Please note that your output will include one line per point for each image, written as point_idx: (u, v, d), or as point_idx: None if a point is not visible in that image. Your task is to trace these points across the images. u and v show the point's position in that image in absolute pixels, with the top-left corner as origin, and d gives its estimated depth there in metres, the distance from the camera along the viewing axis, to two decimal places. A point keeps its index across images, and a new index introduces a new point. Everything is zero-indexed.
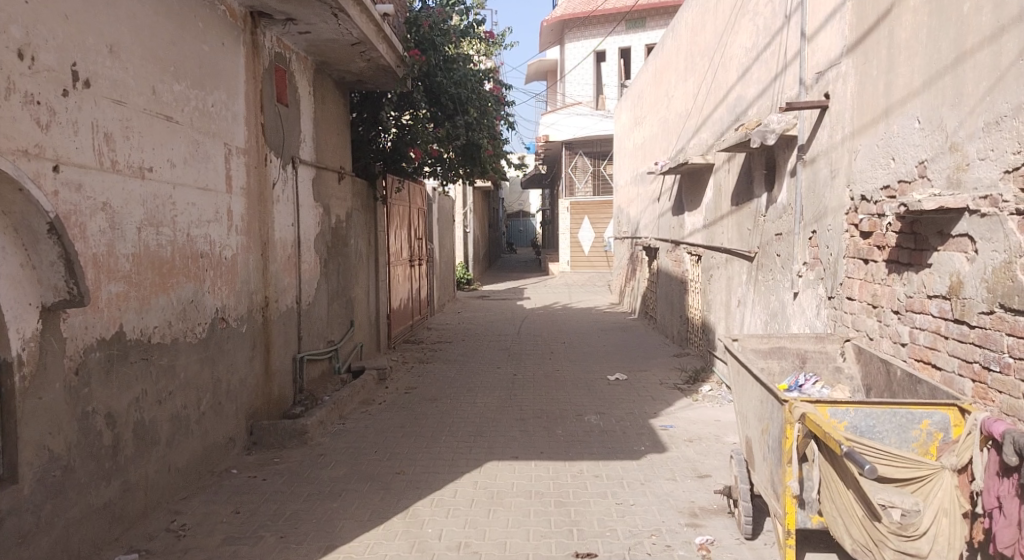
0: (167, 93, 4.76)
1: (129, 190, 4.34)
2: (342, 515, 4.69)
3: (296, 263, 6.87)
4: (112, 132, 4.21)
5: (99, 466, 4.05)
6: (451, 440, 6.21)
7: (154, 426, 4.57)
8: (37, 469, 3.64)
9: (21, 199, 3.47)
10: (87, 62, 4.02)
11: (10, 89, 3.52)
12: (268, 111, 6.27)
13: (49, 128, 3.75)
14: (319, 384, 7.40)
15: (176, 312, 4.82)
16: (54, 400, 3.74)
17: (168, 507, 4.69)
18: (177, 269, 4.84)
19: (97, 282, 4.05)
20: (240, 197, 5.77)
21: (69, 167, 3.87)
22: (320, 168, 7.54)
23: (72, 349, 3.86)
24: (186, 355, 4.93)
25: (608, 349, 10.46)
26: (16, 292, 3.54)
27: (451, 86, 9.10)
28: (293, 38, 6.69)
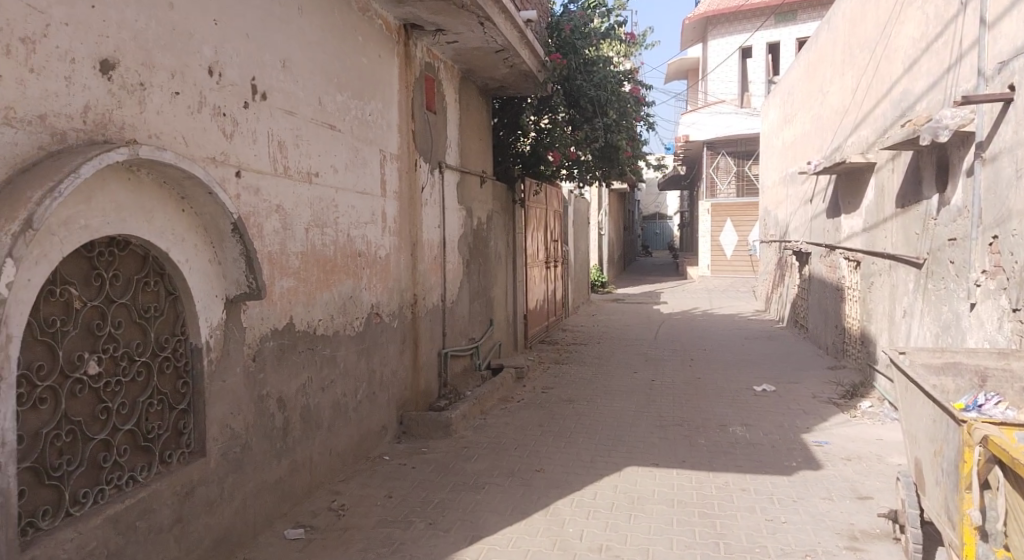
0: (331, 104, 4.99)
1: (299, 193, 4.58)
2: (485, 507, 4.75)
3: (441, 263, 7.04)
4: (285, 140, 4.45)
5: (271, 446, 4.29)
6: (589, 442, 6.18)
7: (318, 411, 4.80)
8: (221, 445, 3.87)
9: (210, 200, 3.68)
10: (264, 76, 4.27)
11: (202, 103, 3.77)
12: (418, 119, 6.46)
13: (232, 138, 3.99)
14: (461, 379, 7.55)
15: (338, 308, 5.04)
16: (234, 383, 3.97)
17: (329, 487, 4.90)
18: (339, 267, 5.07)
19: (272, 277, 4.30)
20: (394, 200, 5.98)
21: (248, 173, 4.11)
22: (465, 173, 7.71)
23: (250, 338, 4.10)
24: (345, 347, 5.15)
25: (757, 358, 10.12)
26: (206, 284, 3.80)
27: (591, 89, 9.04)
28: (442, 47, 6.85)
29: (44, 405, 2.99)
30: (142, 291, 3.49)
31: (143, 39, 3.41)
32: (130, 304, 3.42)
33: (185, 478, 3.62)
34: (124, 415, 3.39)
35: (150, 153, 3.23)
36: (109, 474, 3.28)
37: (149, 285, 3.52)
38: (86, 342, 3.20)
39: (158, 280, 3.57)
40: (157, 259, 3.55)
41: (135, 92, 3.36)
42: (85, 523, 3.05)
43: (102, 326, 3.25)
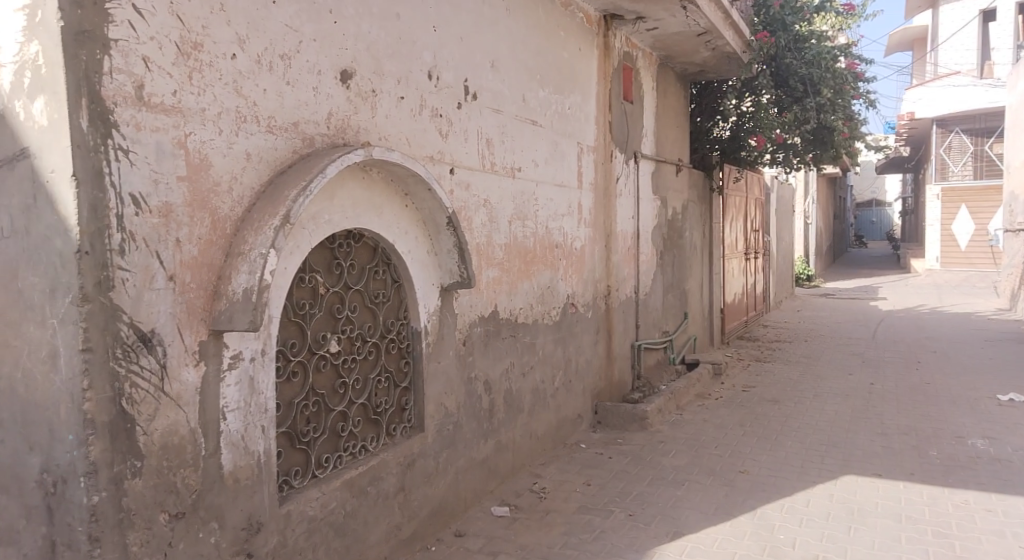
0: (534, 100, 5.19)
1: (503, 188, 4.81)
2: (686, 504, 4.77)
3: (635, 254, 7.10)
4: (492, 137, 4.70)
5: (479, 426, 4.58)
6: (800, 447, 5.99)
7: (520, 396, 5.04)
8: (437, 422, 4.19)
9: (429, 197, 3.96)
10: (475, 77, 4.53)
11: (422, 105, 4.07)
12: (615, 111, 6.53)
13: (447, 137, 4.28)
14: (655, 372, 7.59)
15: (537, 297, 5.26)
16: (447, 365, 4.28)
17: (530, 470, 5.14)
18: (538, 258, 5.28)
19: (479, 267, 4.57)
20: (590, 192, 6.11)
21: (460, 170, 4.39)
22: (660, 162, 7.70)
23: (461, 324, 4.41)
24: (544, 335, 5.37)
25: (1004, 364, 9.26)
26: (424, 273, 4.12)
27: (802, 67, 8.69)
28: (641, 35, 6.89)
29: (296, 378, 3.39)
30: (372, 279, 3.87)
31: (375, 49, 3.75)
32: (362, 290, 3.79)
33: (407, 450, 3.97)
34: (357, 390, 3.78)
35: (381, 154, 3.54)
36: (346, 442, 3.67)
37: (378, 273, 3.88)
38: (328, 324, 3.59)
39: (385, 269, 3.94)
40: (385, 250, 3.92)
41: (367, 98, 3.70)
42: (327, 485, 3.43)
43: (340, 310, 3.63)
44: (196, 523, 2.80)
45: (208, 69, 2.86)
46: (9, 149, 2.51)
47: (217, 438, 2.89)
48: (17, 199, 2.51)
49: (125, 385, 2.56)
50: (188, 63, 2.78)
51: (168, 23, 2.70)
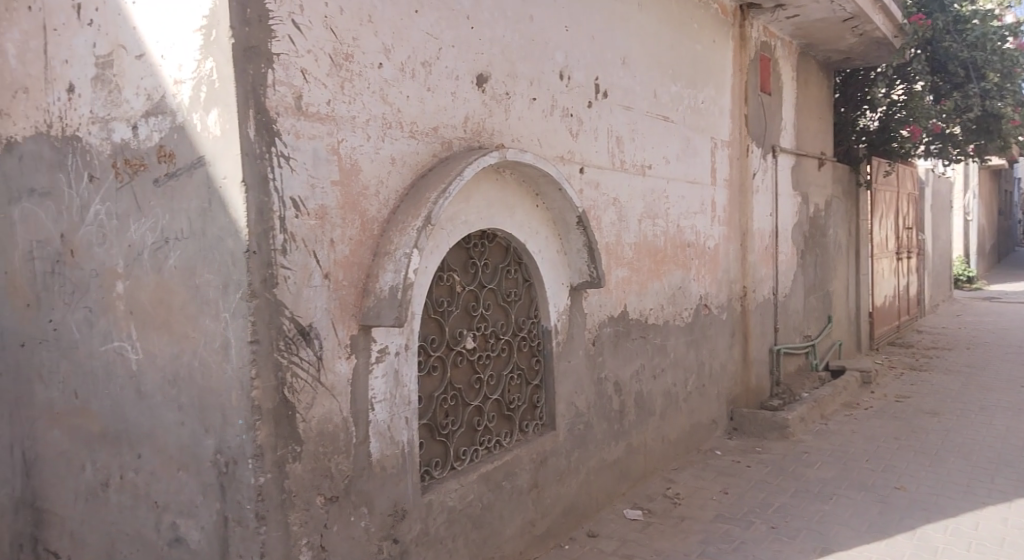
0: (665, 96, 5.17)
1: (633, 185, 4.82)
2: (835, 520, 4.54)
3: (773, 254, 6.92)
4: (623, 134, 4.72)
5: (610, 427, 4.62)
6: (966, 463, 5.56)
7: (651, 399, 5.05)
8: (568, 421, 4.26)
9: (559, 197, 4.02)
10: (606, 75, 4.57)
11: (553, 105, 4.14)
12: (752, 103, 6.40)
13: (578, 137, 4.33)
14: (795, 379, 7.37)
15: (668, 297, 5.24)
16: (577, 364, 4.34)
17: (662, 474, 5.15)
18: (669, 257, 5.25)
19: (608, 267, 4.60)
20: (723, 188, 6.01)
21: (590, 169, 4.44)
22: (801, 156, 7.48)
23: (591, 324, 4.45)
24: (676, 337, 5.34)
25: None
26: (554, 272, 4.18)
27: (964, 50, 8.21)
28: (780, 24, 6.72)
29: (435, 372, 3.53)
30: (505, 277, 3.96)
31: (509, 52, 3.84)
32: (496, 288, 3.89)
33: (539, 447, 4.04)
34: (492, 386, 3.88)
35: (515, 155, 3.62)
36: (482, 436, 3.78)
37: (510, 272, 3.97)
38: (465, 321, 3.72)
39: (517, 267, 4.03)
40: (517, 249, 4.00)
41: (501, 100, 3.80)
42: (465, 478, 3.55)
43: (476, 307, 3.75)
44: (348, 507, 2.97)
45: (358, 79, 3.02)
46: (187, 157, 2.76)
47: (366, 428, 3.05)
48: (195, 203, 2.76)
49: (287, 374, 2.75)
50: (341, 74, 2.95)
51: (323, 37, 2.88)
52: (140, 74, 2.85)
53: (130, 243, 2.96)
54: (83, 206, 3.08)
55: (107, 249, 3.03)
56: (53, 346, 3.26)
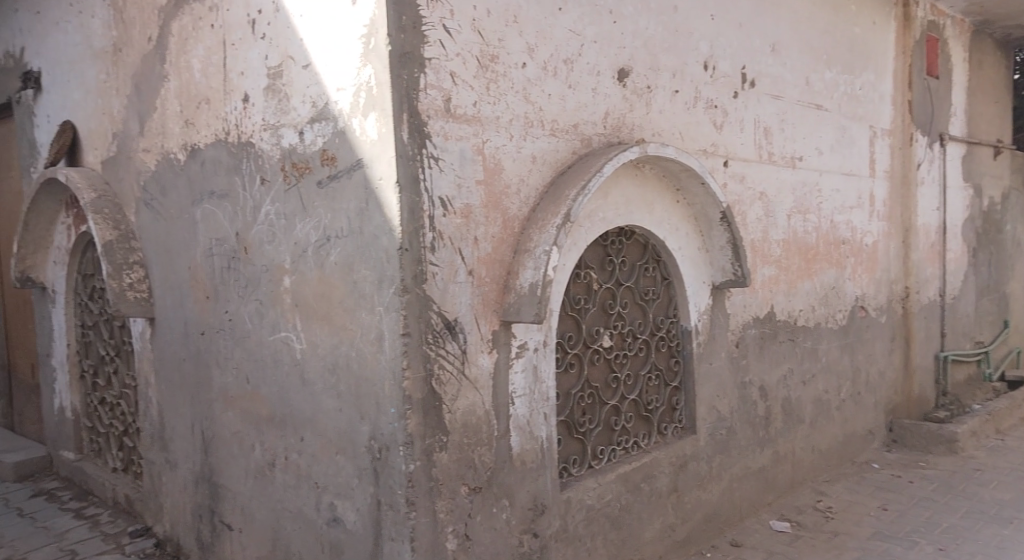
0: (819, 82, 4.97)
1: (782, 178, 4.66)
2: (1014, 546, 4.20)
3: (941, 251, 6.48)
4: (771, 125, 4.58)
5: (755, 433, 4.50)
6: None
7: (800, 406, 4.87)
8: (710, 425, 4.18)
9: (702, 191, 3.92)
10: (754, 63, 4.44)
11: (697, 97, 4.08)
12: (917, 87, 6.00)
13: (722, 128, 4.24)
14: (966, 389, 6.88)
15: (820, 298, 5.04)
16: (720, 366, 4.25)
17: (813, 486, 4.96)
18: (822, 255, 5.04)
19: (755, 265, 4.48)
20: (883, 180, 5.70)
21: (735, 162, 4.34)
22: (974, 144, 6.95)
23: (735, 325, 4.35)
24: (828, 341, 5.12)
25: None
26: (696, 271, 4.12)
27: None
28: (951, 2, 6.28)
29: (573, 369, 3.57)
30: (643, 275, 3.93)
31: (651, 44, 3.82)
32: (634, 287, 3.88)
33: (679, 451, 4.00)
34: (630, 386, 3.87)
35: (656, 150, 3.59)
36: (620, 437, 3.78)
37: (648, 270, 3.94)
38: (602, 319, 3.73)
39: (656, 265, 3.99)
40: (655, 247, 3.97)
41: (643, 94, 3.78)
42: (603, 477, 3.57)
43: (613, 305, 3.75)
44: (491, 499, 3.07)
45: (503, 79, 3.10)
46: (347, 159, 2.94)
47: (507, 422, 3.13)
48: (353, 203, 2.94)
49: (434, 366, 2.87)
50: (486, 75, 3.04)
51: (471, 40, 2.98)
52: (306, 83, 3.06)
53: (295, 241, 3.19)
54: (255, 207, 3.35)
55: (275, 246, 3.28)
56: (228, 335, 3.58)
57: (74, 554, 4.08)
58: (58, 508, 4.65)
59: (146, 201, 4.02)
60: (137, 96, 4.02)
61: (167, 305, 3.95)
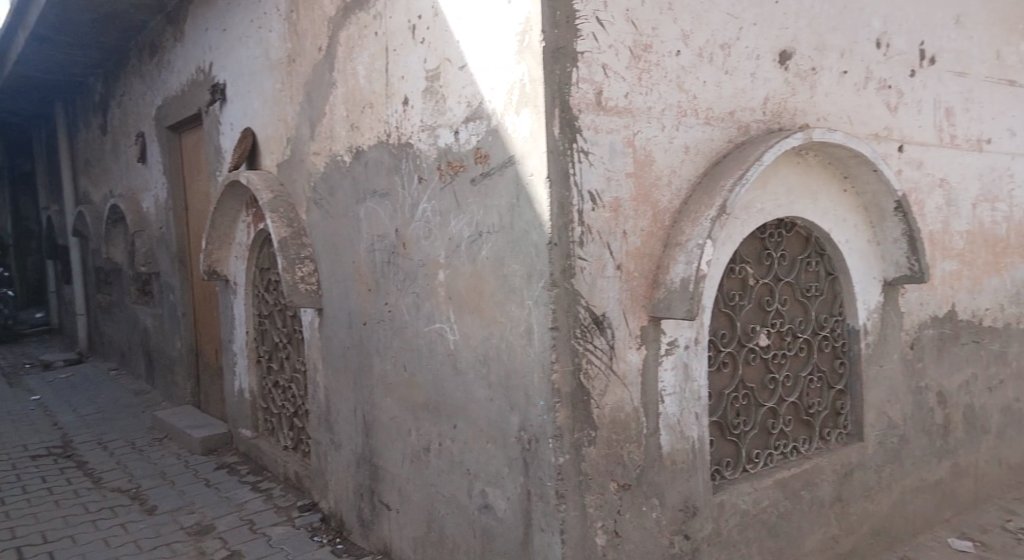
0: (1012, 56, 4.52)
1: (967, 164, 4.29)
2: None
3: None
4: (954, 106, 4.21)
5: (931, 442, 4.17)
6: None
7: (985, 414, 4.47)
8: (879, 432, 3.92)
9: (874, 179, 3.67)
10: (934, 39, 4.10)
11: (868, 78, 3.82)
12: None
13: (897, 110, 3.95)
14: None
15: (1011, 296, 4.59)
16: (892, 369, 3.98)
17: (1000, 503, 4.54)
18: (1013, 248, 4.59)
19: (933, 259, 4.15)
20: None
21: (912, 146, 4.03)
22: None
23: (909, 324, 4.05)
24: (1020, 343, 4.67)
25: None
26: (865, 266, 3.87)
27: None
28: None
29: (726, 368, 3.44)
30: (805, 270, 3.74)
31: (817, 24, 3.61)
32: (795, 283, 3.69)
33: (844, 458, 3.78)
34: (789, 388, 3.70)
35: (822, 135, 3.39)
36: (777, 441, 3.62)
37: (811, 264, 3.74)
38: (759, 316, 3.58)
39: (819, 260, 3.78)
40: (819, 240, 3.76)
41: (807, 78, 3.58)
42: (759, 482, 3.43)
43: (770, 302, 3.59)
44: (640, 497, 3.03)
45: (656, 68, 3.04)
46: (499, 156, 2.99)
47: (657, 420, 3.08)
48: (504, 199, 2.98)
49: (583, 361, 2.87)
50: (639, 65, 2.99)
51: (624, 30, 2.94)
52: (462, 83, 3.13)
53: (449, 236, 3.28)
54: (413, 204, 3.48)
55: (431, 241, 3.39)
56: (387, 325, 3.74)
57: (252, 524, 4.43)
58: (238, 481, 5.05)
59: (315, 200, 4.27)
60: (309, 102, 4.27)
61: (333, 297, 4.18)
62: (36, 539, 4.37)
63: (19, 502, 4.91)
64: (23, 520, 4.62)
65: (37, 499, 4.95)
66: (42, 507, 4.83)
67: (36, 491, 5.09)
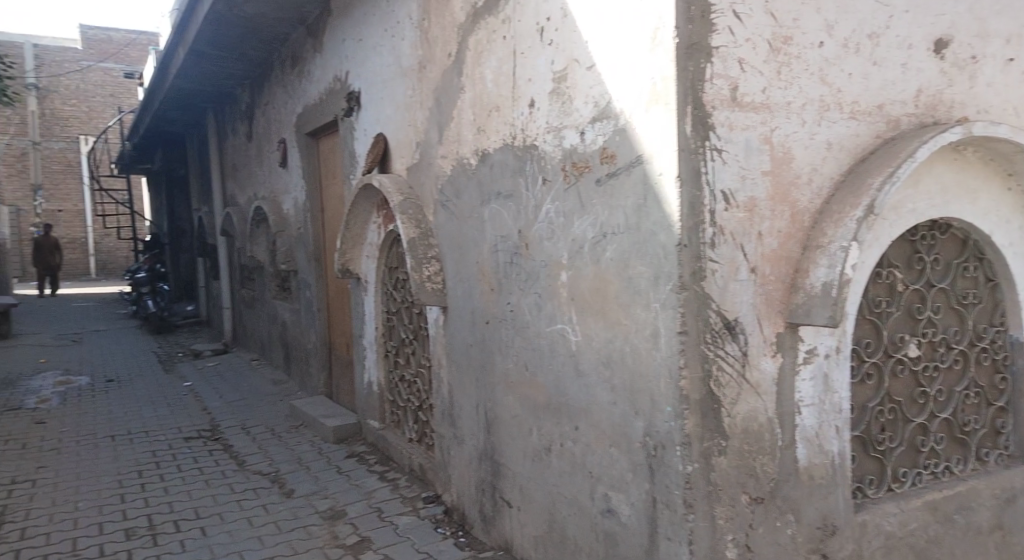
0: None
1: None
2: None
3: None
4: None
5: None
6: None
7: None
8: None
9: None
10: None
11: None
12: None
13: None
14: None
15: None
16: None
17: None
18: None
19: None
20: None
21: None
22: None
23: None
24: None
25: None
26: None
27: None
28: None
29: (870, 380, 3.23)
30: (961, 276, 3.46)
31: (977, 8, 3.33)
32: (949, 289, 3.43)
33: (1005, 481, 3.48)
34: (941, 403, 3.45)
35: (984, 129, 3.12)
36: (927, 460, 3.38)
37: (968, 270, 3.46)
38: (907, 325, 3.34)
39: (977, 264, 3.49)
40: (977, 243, 3.46)
41: (965, 67, 3.31)
42: (907, 503, 3.20)
43: (921, 310, 3.34)
44: (774, 512, 2.88)
45: (796, 61, 2.88)
46: (627, 156, 2.91)
47: (793, 432, 2.92)
48: (631, 200, 2.91)
49: (713, 368, 2.76)
50: (778, 59, 2.84)
51: (763, 23, 2.80)
52: (590, 83, 3.08)
53: (573, 237, 3.23)
54: (537, 205, 3.46)
55: (554, 242, 3.36)
56: (510, 325, 3.73)
57: (380, 512, 4.54)
58: (367, 470, 5.20)
59: (442, 203, 4.33)
60: (438, 108, 4.34)
61: (458, 296, 4.22)
62: (189, 515, 4.64)
63: (174, 480, 5.24)
64: (177, 497, 4.92)
65: (190, 477, 5.27)
66: (194, 485, 5.13)
67: (188, 471, 5.42)
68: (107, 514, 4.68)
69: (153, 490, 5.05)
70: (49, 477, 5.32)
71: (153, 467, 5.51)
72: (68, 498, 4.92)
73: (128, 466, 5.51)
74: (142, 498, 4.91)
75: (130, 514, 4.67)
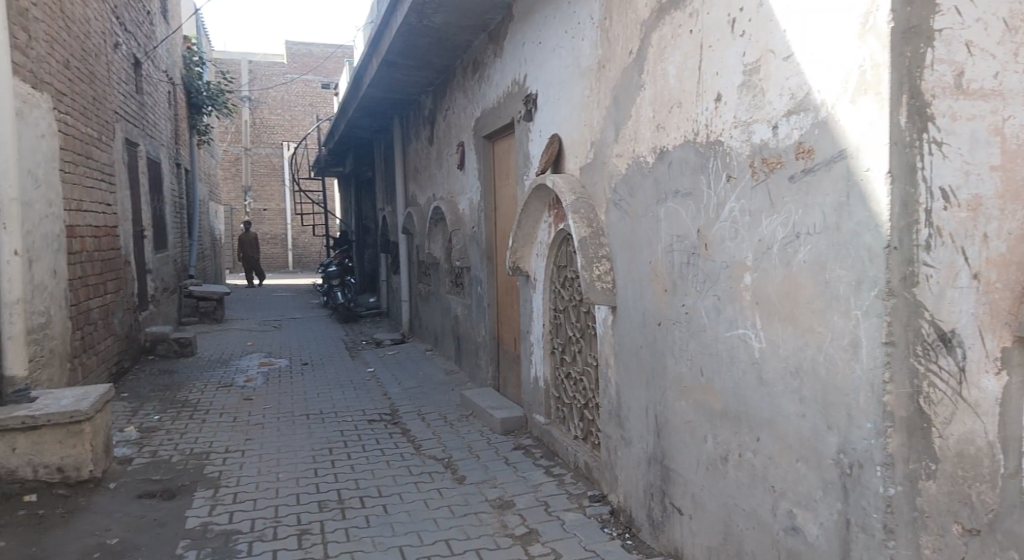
0: None
1: None
2: None
3: None
4: None
5: None
6: None
7: None
8: None
9: None
10: None
11: None
12: None
13: None
14: None
15: None
16: None
17: None
18: None
19: None
20: None
21: None
22: None
23: None
24: None
25: None
26: None
27: None
28: None
29: None
30: None
31: None
32: None
33: None
34: None
35: None
36: None
37: None
38: None
39: None
40: None
41: None
42: None
43: None
44: (993, 546, 2.55)
45: None
46: (827, 150, 2.70)
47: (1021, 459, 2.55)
48: (830, 197, 2.70)
49: (924, 383, 2.51)
50: (1015, 39, 2.54)
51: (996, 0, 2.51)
52: (786, 75, 2.89)
53: (760, 237, 3.06)
54: (719, 204, 3.30)
55: (737, 242, 3.19)
56: (685, 327, 3.59)
57: (547, 506, 4.51)
58: (533, 463, 5.20)
59: (615, 202, 4.25)
60: (616, 106, 4.25)
61: (628, 296, 4.12)
62: (373, 492, 4.82)
63: (360, 458, 5.48)
64: (363, 474, 5.14)
65: (374, 457, 5.50)
66: (377, 464, 5.35)
67: (373, 450, 5.66)
68: (304, 485, 4.95)
69: (342, 466, 5.30)
70: (255, 448, 5.71)
71: (342, 444, 5.80)
72: (270, 468, 5.26)
73: (320, 443, 5.83)
74: (333, 473, 5.16)
75: (322, 486, 4.93)
